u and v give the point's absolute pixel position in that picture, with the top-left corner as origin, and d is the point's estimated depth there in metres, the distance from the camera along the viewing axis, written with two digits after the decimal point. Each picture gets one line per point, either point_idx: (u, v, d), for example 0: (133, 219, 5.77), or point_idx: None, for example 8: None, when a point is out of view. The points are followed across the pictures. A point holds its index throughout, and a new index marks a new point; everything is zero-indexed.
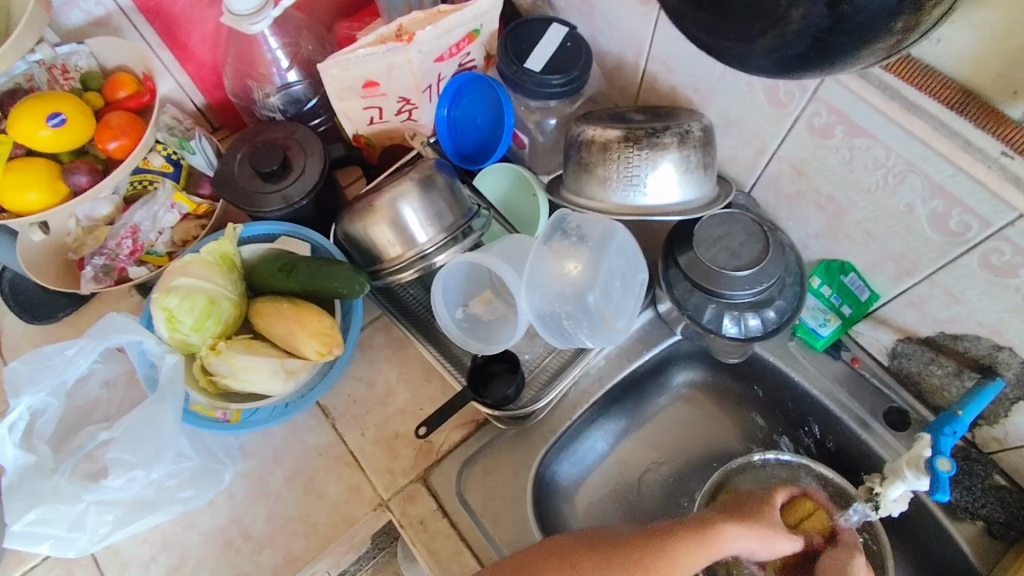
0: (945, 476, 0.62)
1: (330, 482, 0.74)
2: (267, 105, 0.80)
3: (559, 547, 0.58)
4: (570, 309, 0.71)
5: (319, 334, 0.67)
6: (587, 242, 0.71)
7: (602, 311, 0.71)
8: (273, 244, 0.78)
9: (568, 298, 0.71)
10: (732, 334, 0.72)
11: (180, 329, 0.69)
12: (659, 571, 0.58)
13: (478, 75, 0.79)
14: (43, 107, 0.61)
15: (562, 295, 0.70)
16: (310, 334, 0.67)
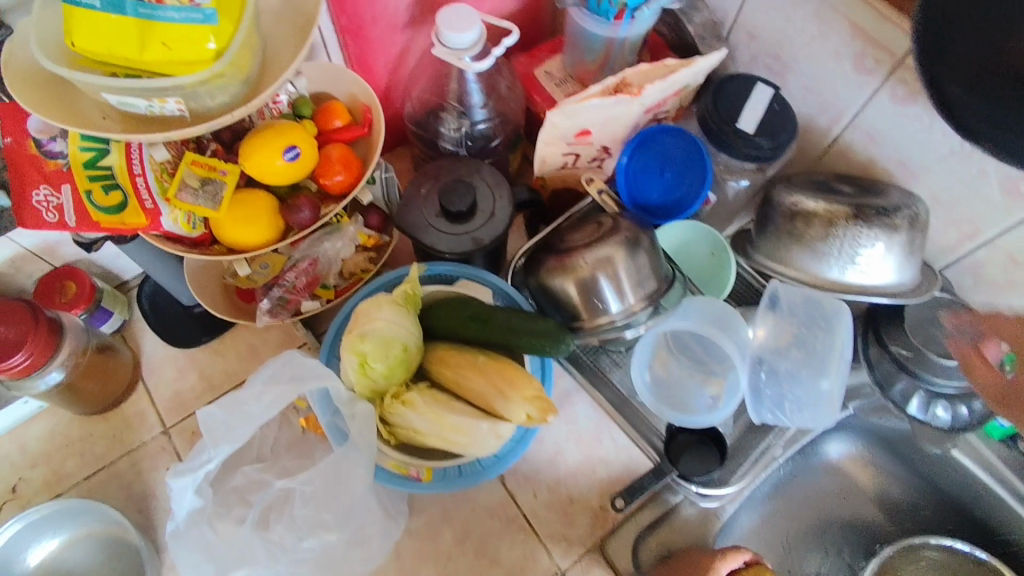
0: None
1: (502, 546, 0.70)
2: (450, 139, 0.77)
3: None
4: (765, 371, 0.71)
5: (529, 396, 0.63)
6: (818, 324, 0.71)
7: (829, 396, 0.69)
8: (453, 288, 0.74)
9: (794, 380, 0.70)
10: (937, 425, 0.69)
11: (371, 375, 0.65)
12: None
13: (674, 128, 0.77)
14: (280, 139, 0.56)
15: (788, 377, 0.71)
16: (523, 398, 0.63)
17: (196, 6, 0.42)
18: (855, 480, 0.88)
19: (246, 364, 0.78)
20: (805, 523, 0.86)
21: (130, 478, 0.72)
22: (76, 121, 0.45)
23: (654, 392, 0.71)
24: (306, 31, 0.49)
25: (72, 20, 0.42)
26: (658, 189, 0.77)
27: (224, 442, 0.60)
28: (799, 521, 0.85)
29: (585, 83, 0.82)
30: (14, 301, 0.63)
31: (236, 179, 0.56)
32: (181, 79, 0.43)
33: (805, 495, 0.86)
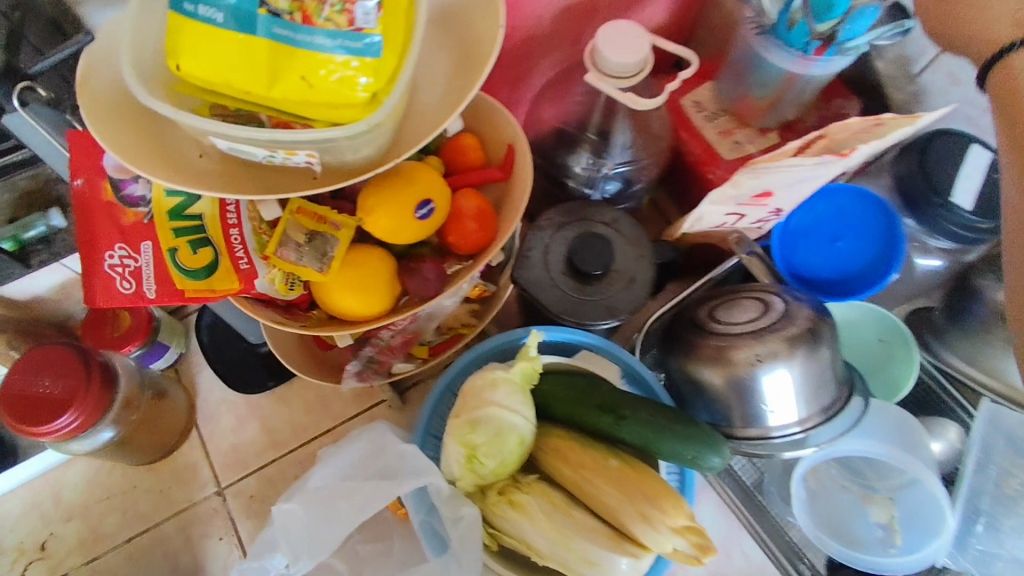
0: None
1: None
2: (585, 180, 0.64)
3: None
4: (969, 514, 0.58)
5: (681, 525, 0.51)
6: None
7: None
8: (573, 360, 0.61)
9: (1006, 524, 0.57)
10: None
11: (479, 471, 0.54)
12: None
13: (866, 194, 0.63)
14: (410, 189, 0.43)
15: (996, 518, 0.57)
16: (671, 528, 0.51)
17: (355, 31, 0.30)
18: None
19: (314, 420, 0.66)
20: None
21: (177, 545, 0.62)
22: (176, 169, 0.35)
23: (820, 521, 0.59)
24: (475, 60, 0.36)
25: (182, 39, 0.30)
26: (830, 266, 0.64)
27: (302, 552, 0.49)
28: None
29: (744, 121, 0.68)
30: (64, 348, 0.52)
31: (352, 237, 0.43)
32: (323, 134, 0.31)
33: None
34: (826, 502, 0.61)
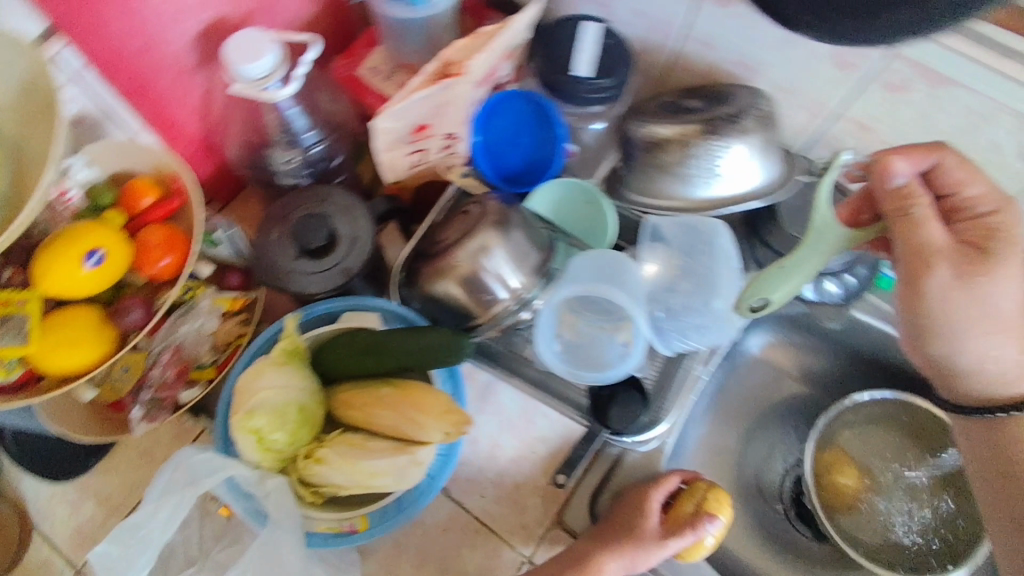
0: None
1: (465, 556, 0.71)
2: (287, 172, 0.72)
3: None
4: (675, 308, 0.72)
5: (444, 414, 0.60)
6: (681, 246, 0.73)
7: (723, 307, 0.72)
8: (338, 324, 0.69)
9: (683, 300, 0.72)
10: (832, 299, 0.76)
11: (273, 447, 0.61)
12: None
13: (530, 97, 0.74)
14: (79, 245, 0.56)
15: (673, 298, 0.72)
16: (430, 420, 0.60)
17: None
18: (778, 364, 0.95)
19: (143, 473, 0.71)
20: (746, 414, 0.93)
21: None
22: None
23: (567, 359, 0.70)
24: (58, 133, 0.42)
25: None
26: (518, 156, 0.77)
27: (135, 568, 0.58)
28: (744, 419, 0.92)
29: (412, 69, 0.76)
30: None
31: (37, 307, 0.56)
32: None
33: (738, 392, 0.94)
34: (576, 343, 0.72)
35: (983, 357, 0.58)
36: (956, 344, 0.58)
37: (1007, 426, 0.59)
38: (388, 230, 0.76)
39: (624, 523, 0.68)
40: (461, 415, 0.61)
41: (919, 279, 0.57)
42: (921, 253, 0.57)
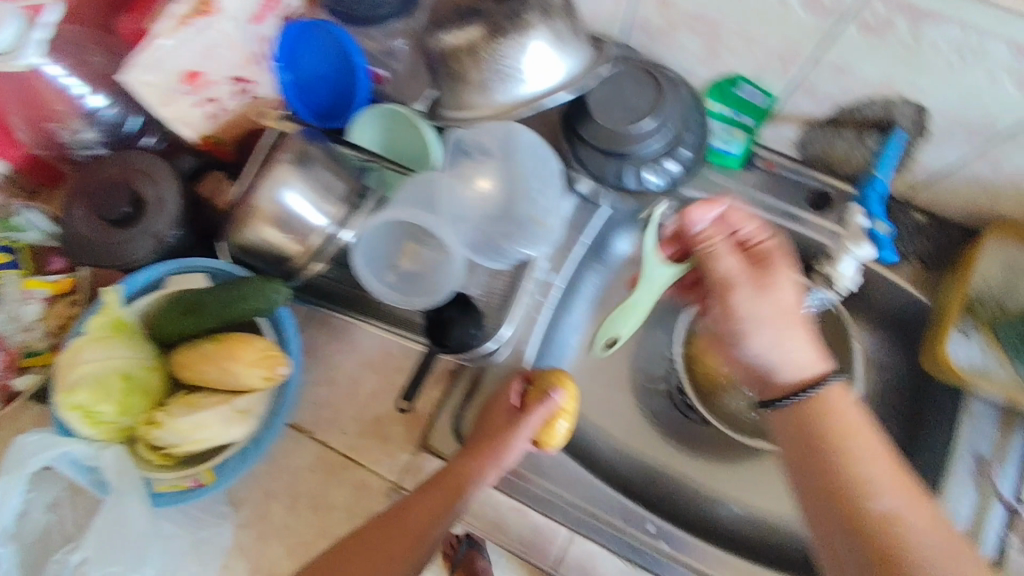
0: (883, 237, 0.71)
1: (333, 490, 0.74)
2: (80, 143, 0.72)
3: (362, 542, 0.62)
4: (503, 227, 0.68)
5: (262, 358, 0.62)
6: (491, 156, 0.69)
7: (531, 216, 0.70)
8: (163, 290, 0.69)
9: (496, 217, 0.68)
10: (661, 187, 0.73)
11: (104, 420, 0.62)
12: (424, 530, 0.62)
13: (329, 29, 0.71)
14: None
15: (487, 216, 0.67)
16: (247, 365, 0.62)
17: None
18: (653, 262, 0.91)
19: None
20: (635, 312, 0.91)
21: None
22: None
23: (401, 290, 0.71)
24: None
25: None
26: (326, 89, 0.74)
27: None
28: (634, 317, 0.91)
29: None
30: None
31: None
32: None
33: (625, 290, 0.92)
34: (411, 273, 0.72)
35: (779, 350, 0.54)
36: (745, 338, 0.56)
37: (818, 398, 0.53)
38: (212, 183, 0.73)
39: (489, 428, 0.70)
40: (280, 357, 0.63)
41: (726, 297, 0.57)
42: (721, 284, 0.59)
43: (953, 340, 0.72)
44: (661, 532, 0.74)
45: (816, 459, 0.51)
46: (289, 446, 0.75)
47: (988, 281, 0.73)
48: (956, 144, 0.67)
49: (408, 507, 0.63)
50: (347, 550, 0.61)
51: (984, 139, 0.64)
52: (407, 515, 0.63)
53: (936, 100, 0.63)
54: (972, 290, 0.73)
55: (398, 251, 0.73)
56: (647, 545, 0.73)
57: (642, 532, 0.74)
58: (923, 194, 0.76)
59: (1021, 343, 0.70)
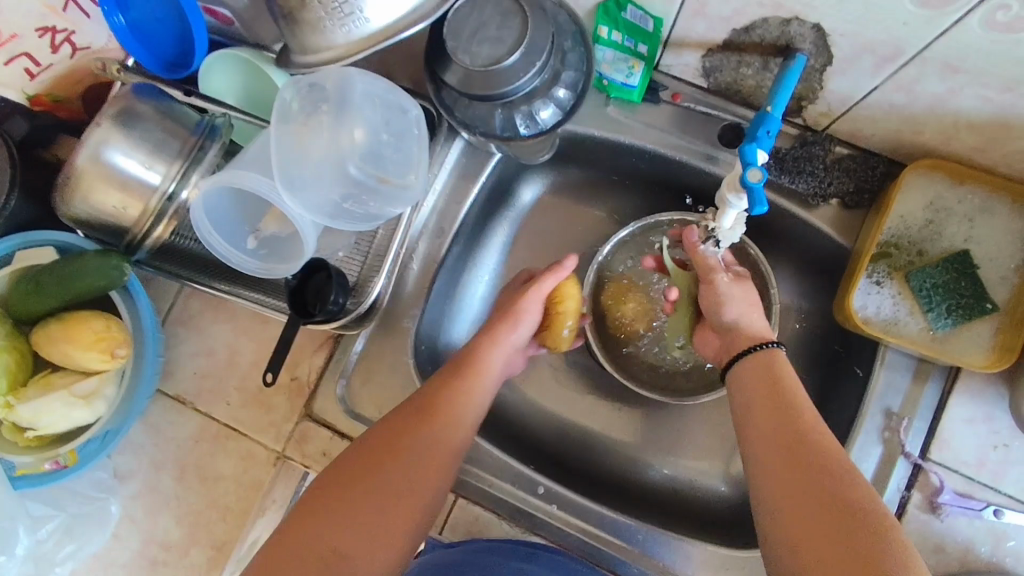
0: (758, 187, 0.54)
1: (220, 461, 0.71)
2: None
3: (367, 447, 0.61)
4: (343, 190, 0.59)
5: (93, 343, 0.59)
6: (324, 107, 0.59)
7: (379, 175, 0.60)
8: (15, 264, 0.65)
9: (336, 177, 0.59)
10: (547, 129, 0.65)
11: None
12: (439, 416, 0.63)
13: None
14: None
15: (324, 177, 0.59)
16: (83, 351, 0.59)
17: None
18: (569, 206, 0.84)
19: None
20: (551, 262, 0.84)
21: None
22: None
23: (262, 256, 0.66)
24: None
25: None
26: (170, 33, 0.67)
27: None
28: (549, 268, 0.84)
29: None
30: None
31: None
32: None
33: (538, 238, 0.84)
34: (275, 237, 0.68)
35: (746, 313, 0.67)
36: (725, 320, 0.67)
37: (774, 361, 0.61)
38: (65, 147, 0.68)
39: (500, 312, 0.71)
40: (117, 339, 0.60)
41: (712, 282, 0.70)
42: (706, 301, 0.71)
43: (861, 290, 0.67)
44: (549, 494, 0.70)
45: (757, 408, 0.58)
46: (171, 417, 0.72)
47: (907, 223, 0.66)
48: (863, 70, 0.58)
49: (406, 418, 0.62)
50: (350, 466, 0.59)
51: (891, 63, 0.56)
52: (411, 425, 0.62)
53: (832, 19, 0.54)
54: (883, 235, 0.66)
55: (262, 213, 0.68)
56: (535, 507, 0.70)
57: (533, 496, 0.70)
58: (844, 124, 0.66)
59: (933, 294, 0.65)
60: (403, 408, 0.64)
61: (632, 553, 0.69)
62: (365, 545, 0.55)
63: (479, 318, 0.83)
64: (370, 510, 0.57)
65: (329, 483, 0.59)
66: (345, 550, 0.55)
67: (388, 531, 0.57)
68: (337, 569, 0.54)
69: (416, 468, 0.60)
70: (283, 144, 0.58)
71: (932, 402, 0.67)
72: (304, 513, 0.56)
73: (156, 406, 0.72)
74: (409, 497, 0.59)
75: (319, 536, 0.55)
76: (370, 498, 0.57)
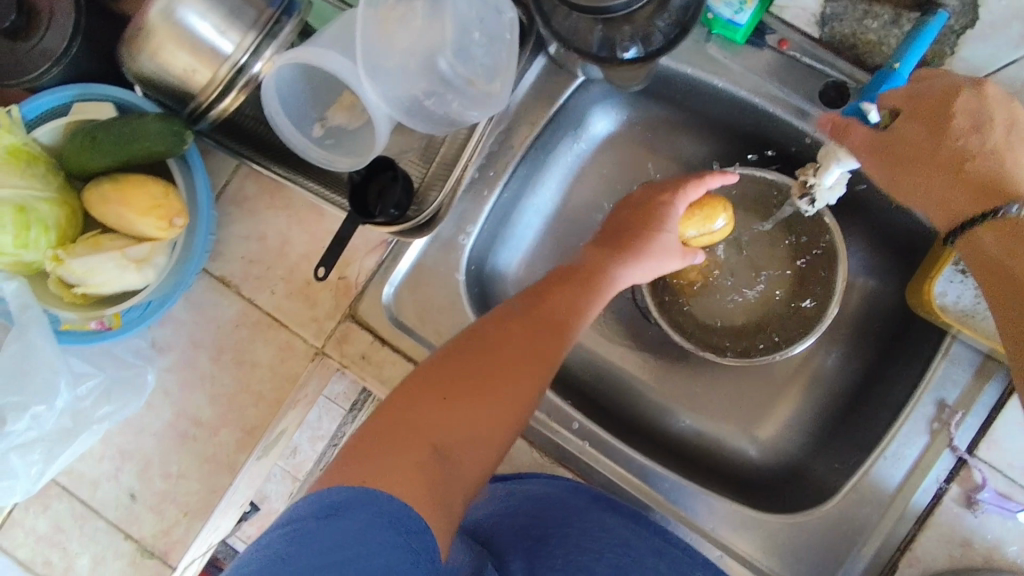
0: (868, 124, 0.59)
1: (258, 348, 0.70)
2: None
3: (452, 355, 0.57)
4: (425, 85, 0.55)
5: (149, 208, 0.57)
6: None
7: (466, 76, 0.56)
8: (71, 116, 0.62)
9: (419, 72, 0.55)
10: (653, 51, 0.60)
11: (4, 250, 0.59)
12: (548, 320, 0.60)
13: None
14: None
15: (409, 70, 0.55)
16: (138, 215, 0.57)
17: None
18: (641, 145, 0.80)
19: None
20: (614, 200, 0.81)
21: None
22: None
23: (327, 146, 0.63)
24: None
25: None
26: None
27: None
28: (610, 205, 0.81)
29: None
30: None
31: None
32: None
33: (603, 175, 0.81)
34: (344, 127, 0.65)
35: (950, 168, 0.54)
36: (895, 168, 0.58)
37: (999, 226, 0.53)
38: None
39: (630, 229, 0.67)
40: (173, 208, 0.58)
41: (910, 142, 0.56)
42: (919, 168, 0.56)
43: (943, 277, 0.64)
44: (584, 431, 0.69)
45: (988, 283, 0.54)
46: (215, 297, 0.70)
47: None
48: (1008, 39, 0.57)
49: (518, 329, 0.59)
50: (456, 368, 0.56)
51: None
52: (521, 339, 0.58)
53: None
54: None
55: (330, 102, 0.65)
56: (569, 441, 0.69)
57: (566, 430, 0.69)
58: None
59: None
60: (513, 318, 0.60)
61: (656, 499, 0.69)
62: (464, 450, 0.53)
63: (531, 250, 0.81)
64: (467, 417, 0.54)
65: (441, 371, 0.55)
66: (440, 448, 0.51)
67: (483, 437, 0.54)
68: (441, 465, 0.50)
69: (516, 377, 0.56)
70: (370, 28, 0.54)
71: (991, 399, 0.65)
72: (397, 408, 0.53)
73: (199, 284, 0.71)
74: (513, 406, 0.56)
75: (422, 432, 0.51)
76: (474, 404, 0.54)
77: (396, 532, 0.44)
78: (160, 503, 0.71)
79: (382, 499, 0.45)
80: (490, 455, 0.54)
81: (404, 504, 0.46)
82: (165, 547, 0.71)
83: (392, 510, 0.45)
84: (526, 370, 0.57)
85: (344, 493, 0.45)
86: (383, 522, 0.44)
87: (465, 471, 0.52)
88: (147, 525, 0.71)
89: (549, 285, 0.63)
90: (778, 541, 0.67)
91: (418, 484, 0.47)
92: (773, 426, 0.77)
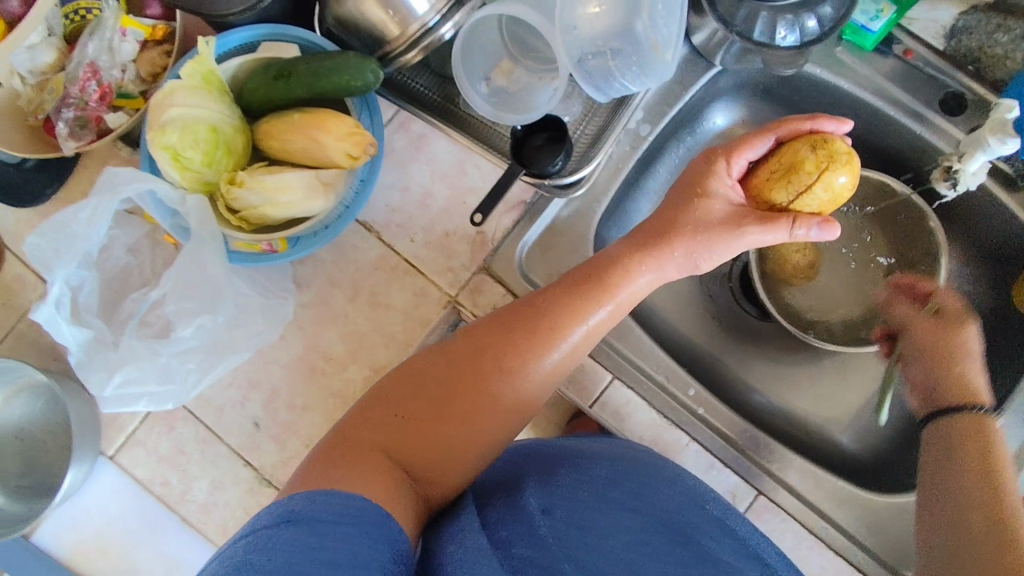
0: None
1: (394, 292, 0.74)
2: None
3: (440, 361, 0.59)
4: (617, 45, 0.63)
5: (346, 136, 0.62)
6: None
7: (650, 40, 0.62)
8: (259, 53, 0.66)
9: (611, 32, 0.62)
10: (808, 40, 0.65)
11: (191, 167, 0.62)
12: (541, 331, 0.59)
13: None
14: None
15: (602, 32, 0.62)
16: (335, 138, 0.62)
17: None
18: None
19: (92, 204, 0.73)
20: None
21: (31, 334, 0.73)
22: None
23: (493, 103, 0.68)
24: None
25: None
26: None
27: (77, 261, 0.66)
28: None
29: None
30: None
31: None
32: None
33: None
34: (508, 88, 0.70)
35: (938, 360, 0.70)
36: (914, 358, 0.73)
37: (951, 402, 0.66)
38: None
39: (666, 217, 0.63)
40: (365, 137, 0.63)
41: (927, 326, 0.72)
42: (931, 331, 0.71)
43: None
44: (699, 398, 0.74)
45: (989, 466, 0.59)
46: (357, 240, 0.74)
47: None
48: None
49: (490, 345, 0.59)
50: (429, 380, 0.58)
51: None
52: (481, 362, 0.59)
53: None
54: None
55: (493, 63, 0.70)
56: (683, 404, 0.74)
57: (683, 395, 0.74)
58: None
59: None
60: (490, 331, 0.60)
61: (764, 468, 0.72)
62: (430, 459, 0.57)
63: None
64: (439, 427, 0.57)
65: (421, 380, 0.58)
66: (406, 458, 0.56)
67: (456, 447, 0.58)
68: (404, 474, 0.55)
69: (496, 389, 0.58)
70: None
71: None
72: (372, 412, 0.57)
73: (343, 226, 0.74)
74: (490, 418, 0.58)
75: (383, 437, 0.56)
76: (448, 415, 0.57)
77: (356, 524, 0.47)
78: (282, 434, 0.73)
79: (345, 501, 0.48)
80: (464, 462, 0.59)
81: (365, 501, 0.49)
82: (282, 477, 0.72)
83: (350, 505, 0.48)
84: (498, 385, 0.58)
85: (300, 501, 0.48)
86: (343, 518, 0.47)
87: (434, 476, 0.57)
88: (267, 454, 0.73)
89: (554, 287, 0.62)
90: (879, 518, 0.71)
91: (383, 489, 0.51)
92: (868, 415, 0.81)
